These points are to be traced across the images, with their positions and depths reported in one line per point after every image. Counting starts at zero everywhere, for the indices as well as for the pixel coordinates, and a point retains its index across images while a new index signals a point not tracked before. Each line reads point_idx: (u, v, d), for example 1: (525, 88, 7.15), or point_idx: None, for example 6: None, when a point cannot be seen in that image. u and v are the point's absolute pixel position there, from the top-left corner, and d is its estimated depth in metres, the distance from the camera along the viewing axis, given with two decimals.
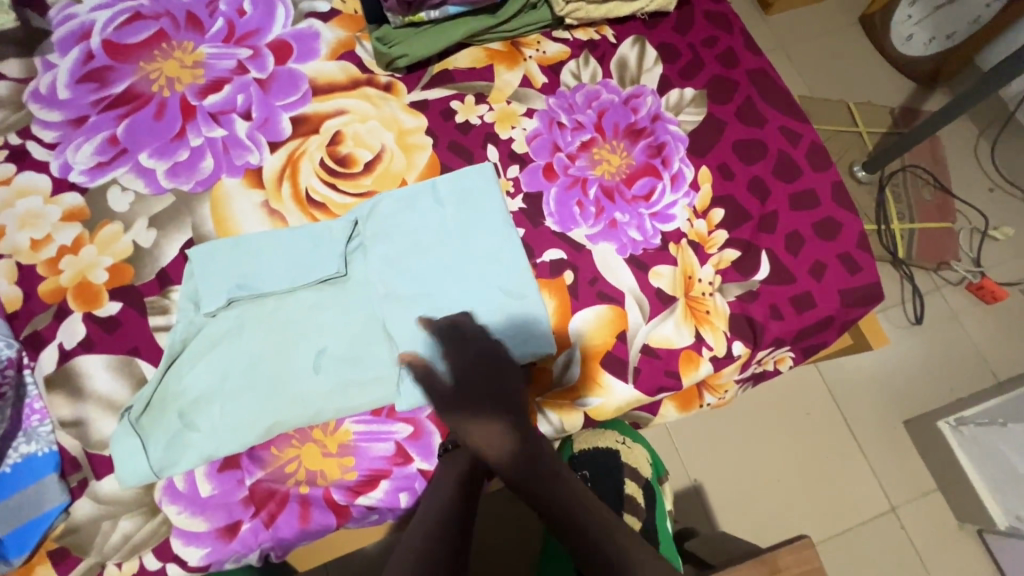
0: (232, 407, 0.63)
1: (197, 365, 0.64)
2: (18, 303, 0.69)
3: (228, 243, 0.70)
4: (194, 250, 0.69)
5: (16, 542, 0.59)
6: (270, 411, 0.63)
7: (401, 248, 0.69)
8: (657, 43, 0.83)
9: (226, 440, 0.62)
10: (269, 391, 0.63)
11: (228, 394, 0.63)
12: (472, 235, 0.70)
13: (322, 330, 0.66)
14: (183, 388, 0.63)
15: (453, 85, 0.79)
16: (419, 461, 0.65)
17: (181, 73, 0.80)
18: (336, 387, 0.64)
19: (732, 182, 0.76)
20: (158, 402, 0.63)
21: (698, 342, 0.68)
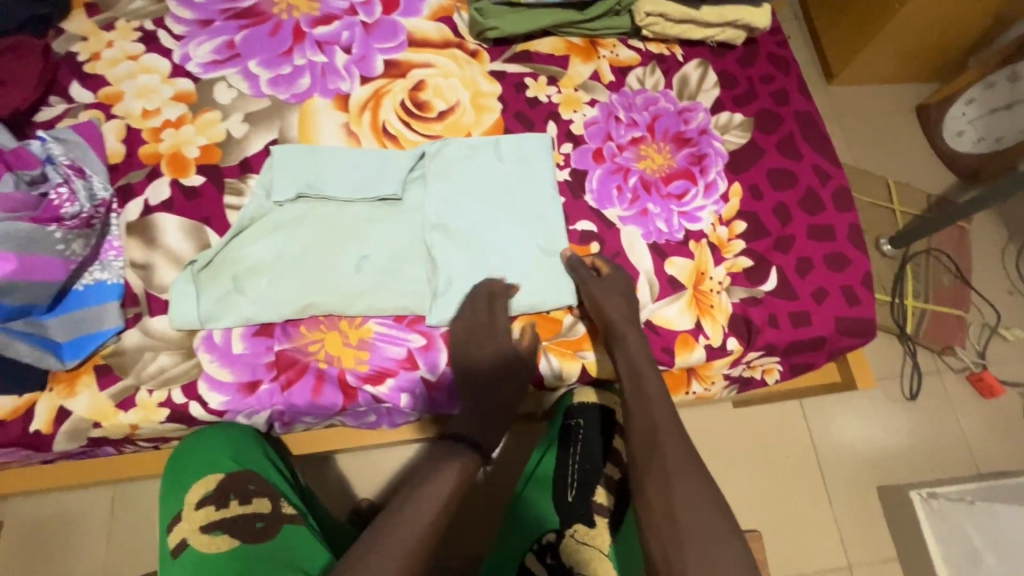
0: (281, 283, 0.71)
1: (260, 241, 0.73)
2: (120, 157, 0.79)
3: (307, 148, 0.79)
4: (277, 147, 0.78)
5: (73, 348, 0.67)
6: (311, 293, 0.71)
7: (458, 189, 0.77)
8: (719, 70, 0.92)
9: (268, 309, 0.70)
10: (314, 277, 0.72)
11: (280, 271, 0.72)
12: (519, 192, 0.78)
13: (372, 239, 0.74)
14: (244, 257, 0.72)
15: (531, 65, 0.89)
16: (423, 371, 0.71)
17: (300, 3, 0.91)
18: (372, 288, 0.72)
19: (759, 202, 0.83)
20: (220, 263, 0.72)
21: (697, 329, 0.74)
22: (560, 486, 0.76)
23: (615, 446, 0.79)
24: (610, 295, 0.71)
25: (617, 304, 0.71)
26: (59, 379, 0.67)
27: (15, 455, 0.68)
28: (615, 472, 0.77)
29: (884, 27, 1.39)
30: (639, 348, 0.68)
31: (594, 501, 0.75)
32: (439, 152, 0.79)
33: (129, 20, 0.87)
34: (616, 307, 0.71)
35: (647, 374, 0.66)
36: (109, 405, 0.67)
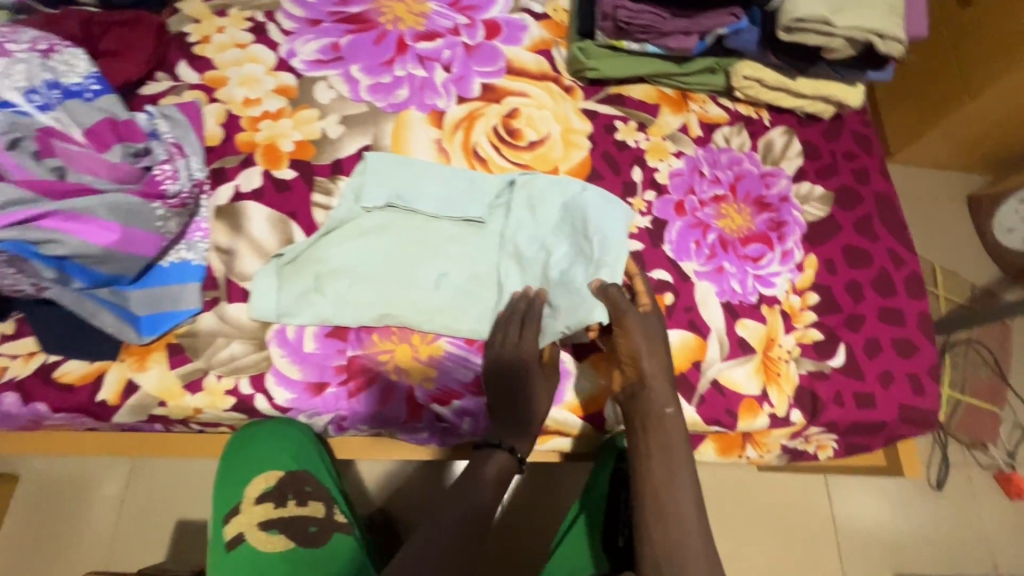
0: (362, 289, 0.71)
1: (345, 244, 0.73)
2: (217, 141, 0.80)
3: (399, 160, 0.80)
4: (370, 153, 0.80)
5: (151, 324, 0.68)
6: (389, 304, 0.71)
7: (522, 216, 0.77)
8: (804, 140, 0.93)
9: (346, 313, 0.70)
10: (394, 288, 0.72)
11: (361, 277, 0.72)
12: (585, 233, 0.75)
13: (454, 258, 0.75)
14: (327, 258, 0.72)
15: (623, 109, 0.90)
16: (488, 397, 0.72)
17: (407, 16, 0.93)
18: (449, 307, 0.72)
19: (833, 276, 0.83)
20: (303, 260, 0.72)
21: (763, 396, 0.74)
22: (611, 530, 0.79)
23: None
24: (637, 332, 0.68)
25: (649, 352, 0.68)
26: (131, 352, 0.67)
27: (74, 421, 0.68)
28: None
29: (950, 115, 1.40)
30: (665, 399, 0.68)
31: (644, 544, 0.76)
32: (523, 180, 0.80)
33: (241, 9, 0.90)
34: (653, 364, 0.68)
35: (670, 430, 0.67)
36: (178, 385, 0.67)
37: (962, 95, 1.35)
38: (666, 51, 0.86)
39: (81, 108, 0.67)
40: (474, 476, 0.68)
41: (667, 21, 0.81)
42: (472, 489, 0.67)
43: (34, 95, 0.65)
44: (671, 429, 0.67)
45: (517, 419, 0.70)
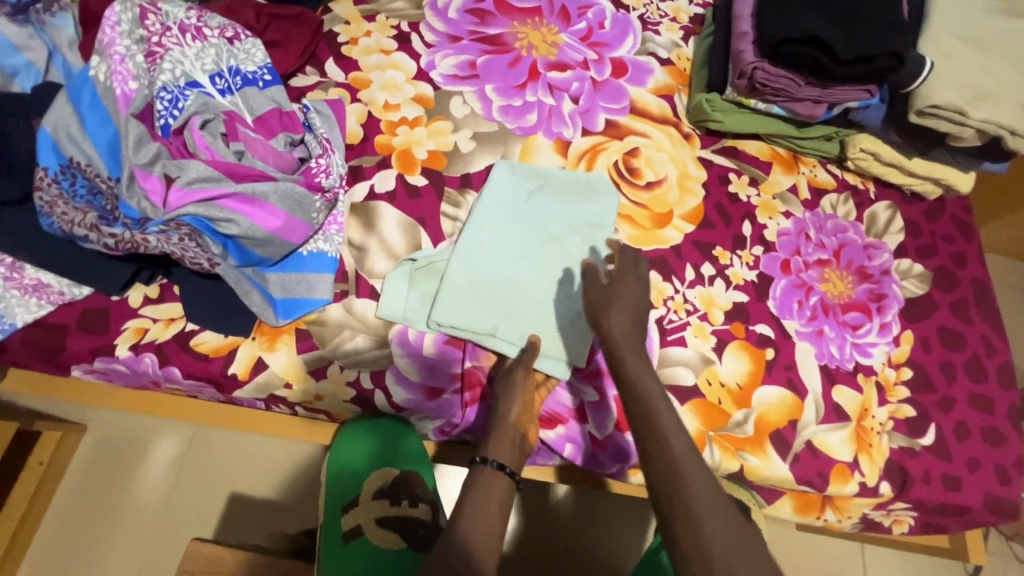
0: (487, 305, 0.72)
1: (479, 258, 0.74)
2: (357, 139, 0.84)
3: (528, 185, 0.81)
4: (497, 166, 0.81)
5: (285, 308, 0.70)
6: (513, 325, 0.72)
7: (566, 224, 0.79)
8: (907, 217, 0.95)
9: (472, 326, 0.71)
10: (517, 307, 0.73)
11: (488, 292, 0.73)
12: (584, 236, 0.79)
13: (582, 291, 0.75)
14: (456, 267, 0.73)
15: (737, 162, 0.93)
16: (592, 426, 0.72)
17: (541, 44, 0.97)
18: (575, 344, 0.72)
19: (928, 355, 0.84)
20: (434, 270, 0.75)
21: (854, 464, 0.75)
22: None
23: None
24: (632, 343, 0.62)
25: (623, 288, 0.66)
26: (262, 331, 0.70)
27: (199, 389, 0.71)
28: None
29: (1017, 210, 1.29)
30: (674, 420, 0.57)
31: None
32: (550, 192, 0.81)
33: (388, 17, 0.94)
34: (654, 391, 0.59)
35: (680, 456, 0.54)
36: (304, 370, 0.70)
37: None
38: (790, 115, 0.89)
39: (256, 96, 0.70)
40: (472, 501, 0.61)
41: (801, 88, 0.84)
42: (473, 523, 0.59)
43: (218, 79, 0.69)
44: (682, 460, 0.54)
45: (501, 438, 0.66)
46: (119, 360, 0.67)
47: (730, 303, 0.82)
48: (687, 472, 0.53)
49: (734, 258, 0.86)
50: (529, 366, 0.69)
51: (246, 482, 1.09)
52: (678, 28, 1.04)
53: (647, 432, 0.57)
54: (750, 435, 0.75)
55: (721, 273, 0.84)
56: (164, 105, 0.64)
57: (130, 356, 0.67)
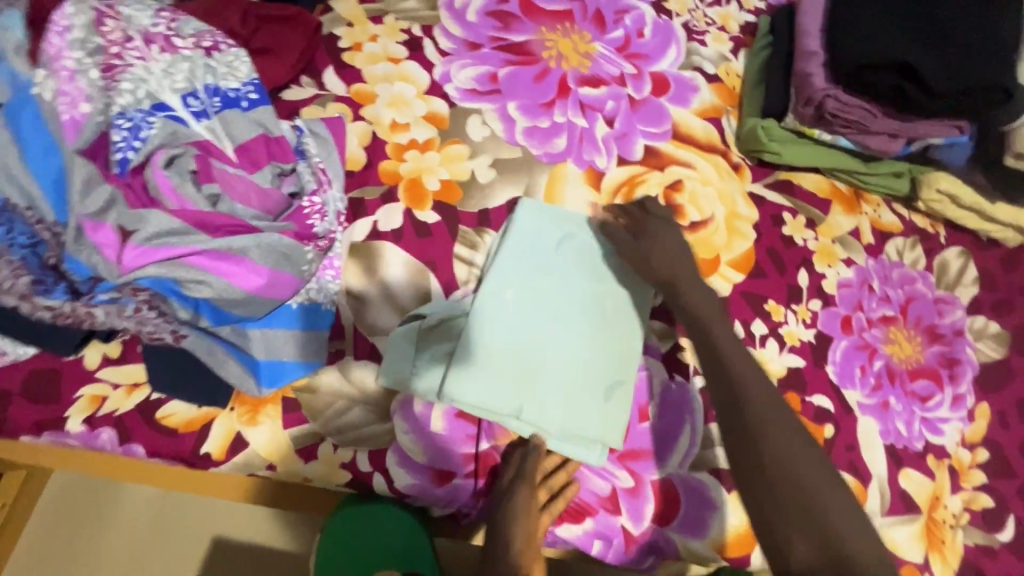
0: (509, 376, 0.62)
1: (501, 321, 0.64)
2: (359, 165, 0.72)
3: (556, 234, 0.69)
4: (522, 205, 0.69)
5: (270, 375, 0.59)
6: (539, 403, 0.62)
7: (592, 283, 0.68)
8: (981, 267, 0.84)
9: (491, 404, 0.60)
10: (543, 381, 0.63)
11: (511, 362, 0.62)
12: (614, 303, 0.68)
13: (618, 360, 0.66)
14: (475, 332, 0.62)
15: (792, 199, 0.81)
16: (625, 518, 0.62)
17: (571, 54, 0.85)
18: (609, 425, 0.63)
19: (1005, 433, 0.74)
20: (448, 331, 0.63)
21: (925, 565, 0.65)
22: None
23: None
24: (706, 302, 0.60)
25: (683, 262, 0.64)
26: (242, 401, 0.60)
27: None
28: None
29: None
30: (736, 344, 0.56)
31: None
32: (579, 245, 0.69)
33: (398, 19, 0.81)
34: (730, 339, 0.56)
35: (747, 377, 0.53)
36: (289, 449, 0.59)
37: None
38: (858, 148, 0.77)
39: (237, 121, 0.58)
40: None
41: (876, 120, 0.72)
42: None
43: (192, 99, 0.57)
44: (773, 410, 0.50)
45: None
46: (71, 436, 0.57)
47: (784, 368, 0.72)
48: (758, 395, 0.51)
49: (789, 314, 0.75)
50: (532, 485, 0.60)
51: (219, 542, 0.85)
52: (727, 38, 0.91)
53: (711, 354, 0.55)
54: None
55: (774, 332, 0.73)
56: (121, 135, 0.54)
57: (84, 432, 0.56)
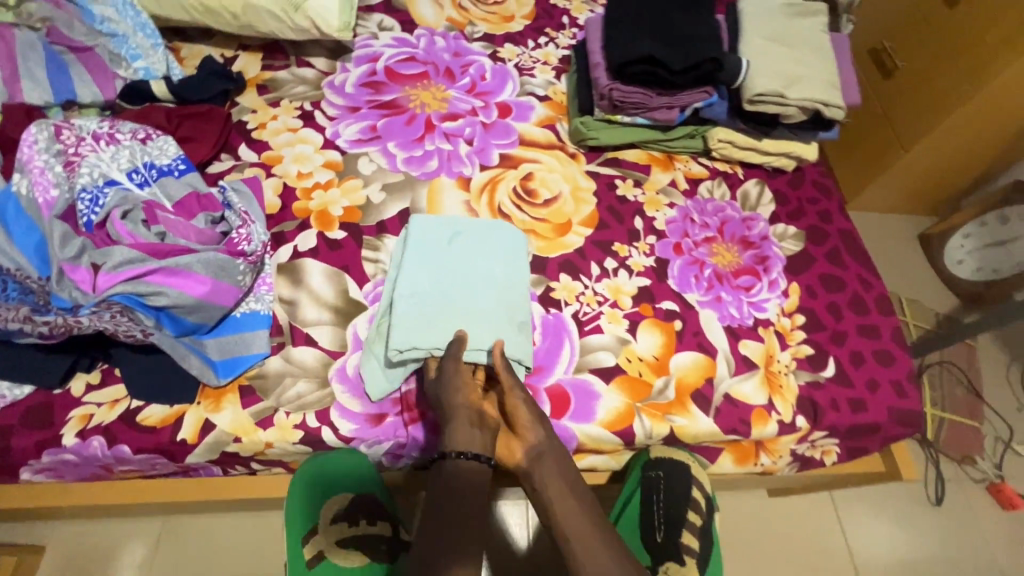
0: (433, 333, 0.77)
1: (424, 303, 0.80)
2: (276, 208, 0.92)
3: (445, 237, 0.87)
4: (414, 220, 0.87)
5: (226, 367, 0.75)
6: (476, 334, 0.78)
7: (490, 261, 0.86)
8: (774, 189, 1.09)
9: (432, 345, 0.77)
10: (473, 325, 0.79)
11: (427, 327, 0.78)
12: (500, 266, 0.85)
13: (517, 300, 0.83)
14: (396, 317, 0.78)
15: (620, 169, 1.06)
16: None
17: (432, 101, 1.10)
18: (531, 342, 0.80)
19: (815, 300, 0.96)
20: (380, 332, 0.79)
21: (770, 406, 0.84)
22: (649, 529, 0.88)
23: (694, 496, 0.87)
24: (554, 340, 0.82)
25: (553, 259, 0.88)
26: (206, 395, 0.74)
27: (151, 462, 0.73)
28: (696, 518, 0.88)
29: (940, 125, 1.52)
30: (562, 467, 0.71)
31: (682, 542, 0.87)
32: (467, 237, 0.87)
33: (291, 100, 1.05)
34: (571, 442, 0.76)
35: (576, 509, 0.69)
36: (250, 422, 0.74)
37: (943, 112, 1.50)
38: (652, 122, 1.04)
39: (173, 184, 0.78)
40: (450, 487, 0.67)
41: (653, 99, 0.99)
42: (460, 500, 0.67)
43: (135, 174, 0.77)
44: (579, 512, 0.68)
45: (459, 430, 0.70)
46: (67, 449, 0.70)
47: (635, 288, 0.92)
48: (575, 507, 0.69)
49: (632, 250, 0.96)
50: (455, 368, 0.74)
51: (221, 557, 1.07)
52: (550, 69, 1.20)
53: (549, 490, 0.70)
54: (673, 398, 0.83)
55: (623, 265, 0.94)
56: (86, 205, 0.72)
57: (78, 442, 0.70)
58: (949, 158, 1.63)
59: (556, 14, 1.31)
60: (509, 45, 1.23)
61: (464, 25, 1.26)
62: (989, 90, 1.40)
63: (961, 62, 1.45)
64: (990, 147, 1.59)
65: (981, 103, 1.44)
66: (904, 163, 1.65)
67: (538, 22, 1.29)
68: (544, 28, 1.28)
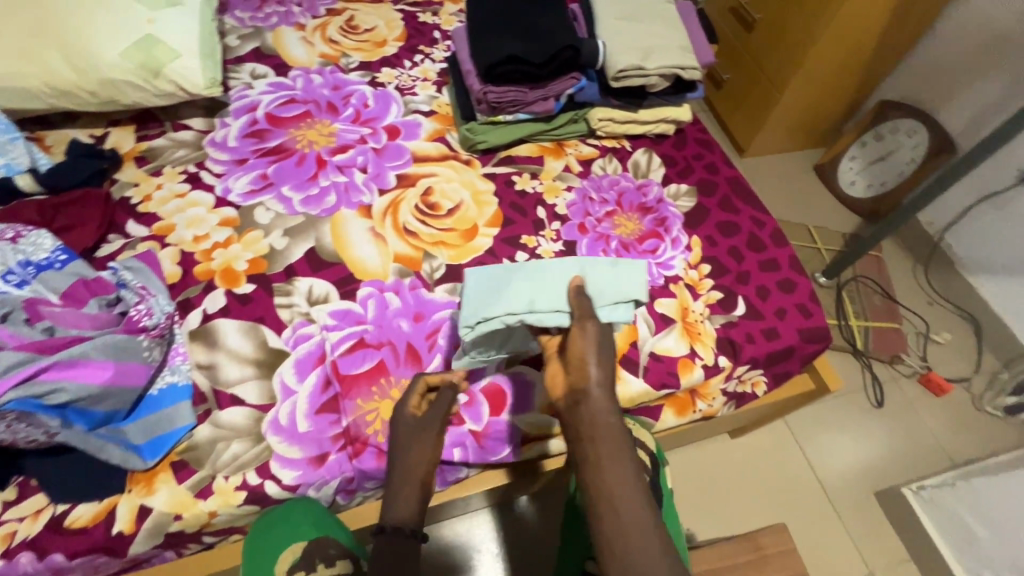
0: (509, 304, 0.71)
1: (499, 284, 0.75)
2: (177, 277, 0.90)
3: (501, 267, 0.77)
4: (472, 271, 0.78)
5: (151, 448, 0.73)
6: (542, 299, 0.71)
7: (577, 265, 0.76)
8: (661, 154, 1.15)
9: (493, 311, 0.72)
10: (535, 295, 0.71)
11: (501, 301, 0.72)
12: (595, 267, 0.75)
13: (609, 290, 0.73)
14: (467, 295, 0.76)
15: (515, 166, 1.09)
16: (469, 423, 0.82)
17: (319, 138, 1.11)
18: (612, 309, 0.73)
19: (716, 248, 1.02)
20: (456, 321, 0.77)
21: (692, 353, 0.89)
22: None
23: None
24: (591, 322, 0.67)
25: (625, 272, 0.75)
26: (137, 481, 0.72)
27: (91, 563, 0.71)
28: None
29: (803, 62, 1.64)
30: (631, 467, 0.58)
31: None
32: (550, 266, 0.75)
33: (174, 166, 1.03)
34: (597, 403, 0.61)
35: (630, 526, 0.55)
36: (189, 496, 0.72)
37: (801, 49, 1.62)
38: (533, 116, 1.08)
39: (55, 277, 0.76)
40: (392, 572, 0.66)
41: (527, 94, 1.04)
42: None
43: (11, 276, 0.75)
44: (614, 484, 0.57)
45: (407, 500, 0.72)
46: None
47: None
48: (614, 475, 0.58)
49: (539, 239, 1.00)
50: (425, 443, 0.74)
51: None
52: (431, 84, 1.23)
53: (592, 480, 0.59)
54: None
55: (534, 255, 0.98)
56: None
57: (5, 563, 0.67)
58: (820, 92, 1.77)
59: (427, 31, 1.34)
60: (386, 69, 1.25)
61: (338, 58, 1.27)
62: (832, 26, 1.54)
63: (803, 7, 1.59)
64: (850, 74, 1.74)
65: (831, 38, 1.58)
66: (783, 105, 1.78)
67: (411, 41, 1.32)
68: (418, 46, 1.31)
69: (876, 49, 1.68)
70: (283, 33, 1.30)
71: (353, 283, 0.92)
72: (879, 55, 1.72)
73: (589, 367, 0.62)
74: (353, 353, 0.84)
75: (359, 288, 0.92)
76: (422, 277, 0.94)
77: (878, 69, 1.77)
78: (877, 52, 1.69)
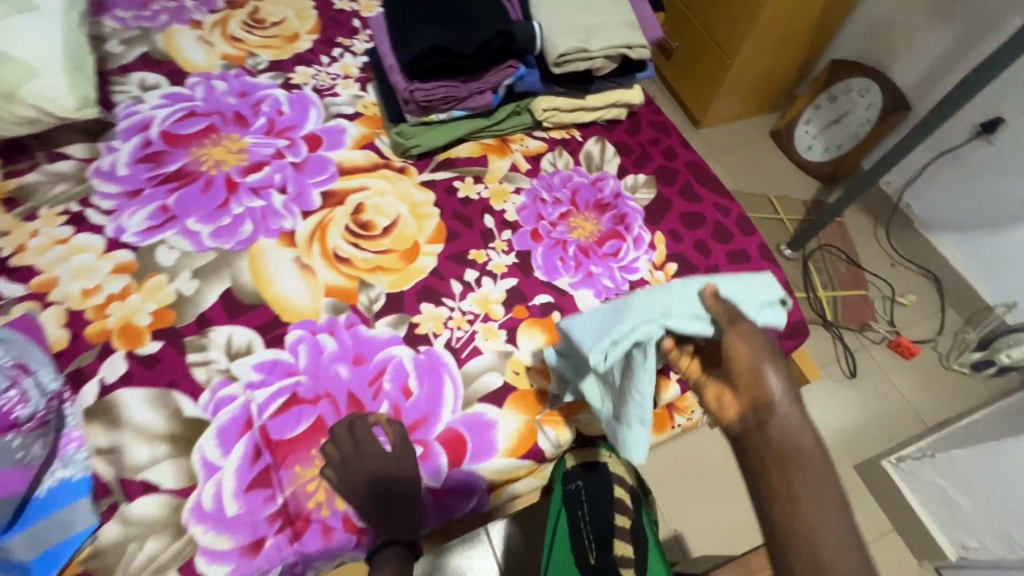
0: (639, 318, 0.62)
1: (619, 312, 0.66)
2: (65, 342, 0.76)
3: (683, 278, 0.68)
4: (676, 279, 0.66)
5: (44, 562, 0.62)
6: (680, 307, 0.61)
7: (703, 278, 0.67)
8: (615, 141, 1.06)
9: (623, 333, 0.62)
10: (671, 305, 0.61)
11: (630, 319, 0.63)
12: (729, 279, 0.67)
13: (746, 298, 0.64)
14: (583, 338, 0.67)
15: (456, 170, 0.98)
16: (427, 480, 0.73)
17: (227, 157, 0.96)
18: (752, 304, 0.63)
19: (681, 243, 0.94)
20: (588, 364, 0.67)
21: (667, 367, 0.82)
22: (580, 551, 0.76)
23: (618, 496, 0.83)
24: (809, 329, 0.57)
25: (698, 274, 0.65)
26: None
27: None
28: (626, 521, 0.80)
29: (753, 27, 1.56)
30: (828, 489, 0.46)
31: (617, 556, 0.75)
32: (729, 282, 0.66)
33: (52, 205, 0.88)
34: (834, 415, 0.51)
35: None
36: None
37: (750, 13, 1.54)
38: (470, 112, 0.97)
39: None
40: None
41: (460, 88, 0.92)
42: None
43: None
44: (828, 507, 0.45)
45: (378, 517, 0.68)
46: None
47: (504, 292, 0.86)
48: (807, 490, 0.46)
49: (489, 253, 0.90)
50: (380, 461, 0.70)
51: None
52: (353, 82, 1.09)
53: (776, 511, 0.46)
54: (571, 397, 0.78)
55: (485, 272, 0.88)
56: None
57: None
58: (772, 56, 1.71)
59: (344, 20, 1.19)
60: (300, 67, 1.10)
61: (244, 58, 1.11)
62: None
63: None
64: (801, 35, 1.68)
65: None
66: (736, 72, 1.70)
67: (326, 33, 1.16)
68: (335, 38, 1.16)
69: (826, 7, 1.62)
70: (175, 33, 1.12)
71: (280, 327, 0.80)
72: (829, 14, 1.66)
73: (767, 380, 0.52)
74: (285, 413, 0.73)
75: (288, 332, 0.80)
76: (360, 311, 0.82)
77: (828, 27, 1.71)
78: (826, 9, 1.63)
